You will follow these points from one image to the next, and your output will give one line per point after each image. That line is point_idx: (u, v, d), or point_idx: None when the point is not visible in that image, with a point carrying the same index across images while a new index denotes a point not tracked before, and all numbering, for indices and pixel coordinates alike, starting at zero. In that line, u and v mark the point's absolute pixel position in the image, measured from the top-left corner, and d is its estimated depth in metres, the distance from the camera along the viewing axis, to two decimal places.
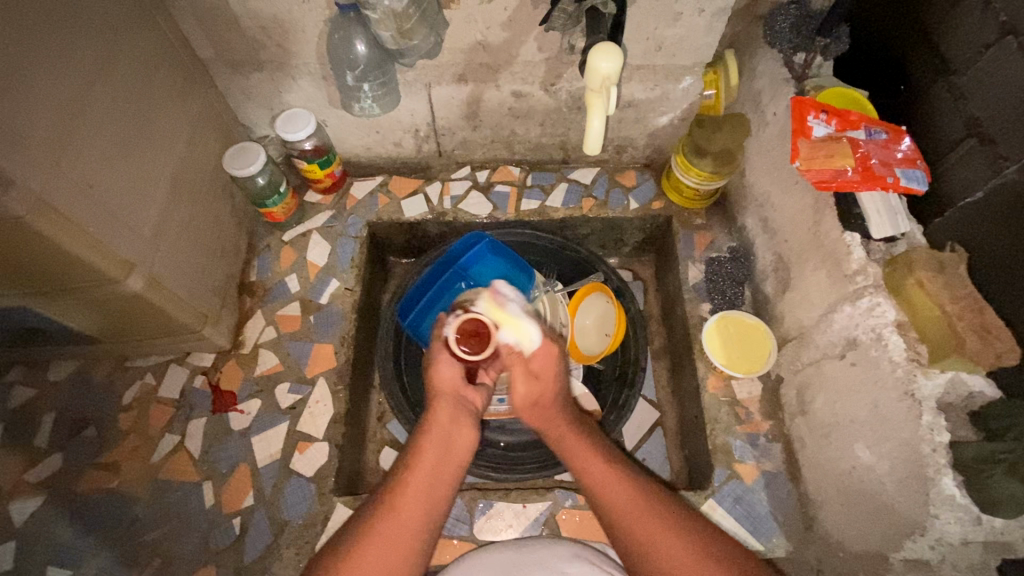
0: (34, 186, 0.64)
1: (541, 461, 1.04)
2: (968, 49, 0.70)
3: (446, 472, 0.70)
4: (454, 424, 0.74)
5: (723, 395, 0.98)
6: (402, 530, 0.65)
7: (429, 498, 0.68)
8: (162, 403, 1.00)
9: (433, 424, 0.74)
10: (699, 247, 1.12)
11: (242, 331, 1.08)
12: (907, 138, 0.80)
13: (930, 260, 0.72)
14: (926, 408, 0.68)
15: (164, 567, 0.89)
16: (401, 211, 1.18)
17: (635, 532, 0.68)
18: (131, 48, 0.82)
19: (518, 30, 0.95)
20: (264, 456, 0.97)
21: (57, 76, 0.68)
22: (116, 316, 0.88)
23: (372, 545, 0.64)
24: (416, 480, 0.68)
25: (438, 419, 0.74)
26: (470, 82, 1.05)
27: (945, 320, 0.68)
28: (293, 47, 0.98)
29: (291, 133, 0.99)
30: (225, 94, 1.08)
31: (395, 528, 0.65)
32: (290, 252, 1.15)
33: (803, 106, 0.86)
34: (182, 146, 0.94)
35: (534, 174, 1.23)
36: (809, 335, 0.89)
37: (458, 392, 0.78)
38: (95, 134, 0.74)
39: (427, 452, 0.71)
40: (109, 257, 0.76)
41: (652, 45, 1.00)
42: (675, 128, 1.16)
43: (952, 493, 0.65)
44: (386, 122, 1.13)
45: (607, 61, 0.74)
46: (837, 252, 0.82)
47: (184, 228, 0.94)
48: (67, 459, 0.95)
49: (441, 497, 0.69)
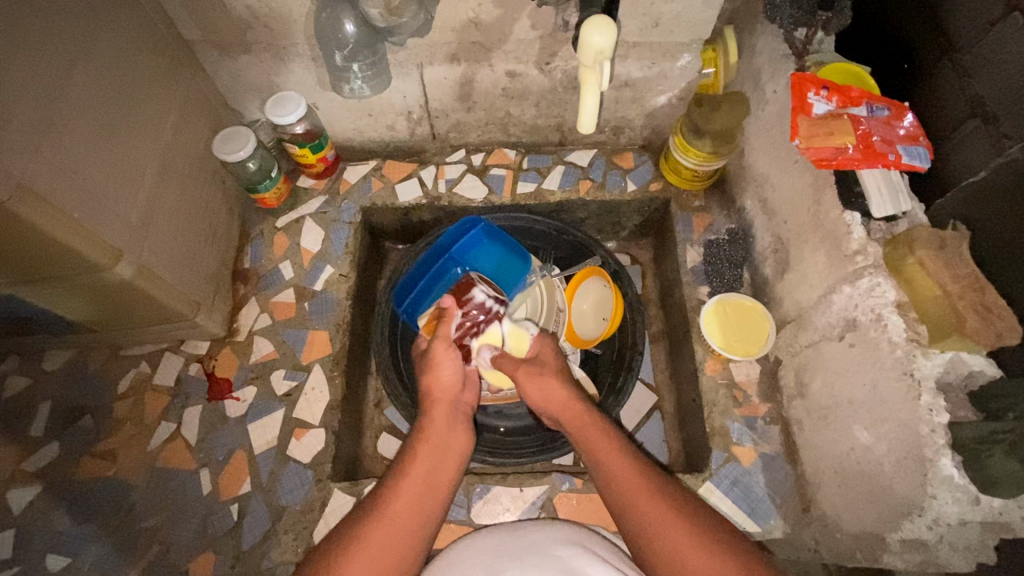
0: (15, 171, 0.63)
1: (539, 445, 1.04)
2: (973, 26, 0.68)
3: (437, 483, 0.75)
4: (449, 430, 0.81)
5: (721, 378, 0.97)
6: (393, 540, 0.67)
7: (419, 507, 0.71)
8: (157, 391, 1.00)
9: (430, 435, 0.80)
10: (697, 230, 1.11)
11: (237, 318, 1.07)
12: (910, 114, 0.78)
13: (931, 239, 0.70)
14: (925, 388, 0.67)
15: (162, 554, 0.89)
16: (394, 195, 1.17)
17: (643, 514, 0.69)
18: (113, 28, 0.80)
19: (511, 8, 0.93)
20: (260, 443, 0.97)
21: (34, 58, 0.67)
22: (107, 304, 0.87)
23: (369, 545, 0.66)
24: (411, 480, 0.73)
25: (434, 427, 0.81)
26: (463, 62, 1.03)
27: (946, 300, 0.67)
28: (282, 28, 0.96)
29: (281, 116, 0.98)
30: (213, 76, 1.06)
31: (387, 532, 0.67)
32: (283, 238, 1.13)
33: (803, 83, 0.84)
34: (169, 131, 0.92)
35: (530, 156, 1.21)
36: (808, 317, 0.88)
37: (454, 398, 0.85)
38: (75, 118, 0.72)
39: (424, 455, 0.76)
40: (96, 244, 0.75)
41: (648, 21, 0.97)
42: (673, 108, 1.14)
43: (950, 474, 0.65)
44: (378, 105, 1.11)
45: (599, 34, 0.72)
46: (838, 232, 0.80)
47: (173, 213, 0.93)
48: (63, 447, 0.95)
49: (433, 501, 0.73)
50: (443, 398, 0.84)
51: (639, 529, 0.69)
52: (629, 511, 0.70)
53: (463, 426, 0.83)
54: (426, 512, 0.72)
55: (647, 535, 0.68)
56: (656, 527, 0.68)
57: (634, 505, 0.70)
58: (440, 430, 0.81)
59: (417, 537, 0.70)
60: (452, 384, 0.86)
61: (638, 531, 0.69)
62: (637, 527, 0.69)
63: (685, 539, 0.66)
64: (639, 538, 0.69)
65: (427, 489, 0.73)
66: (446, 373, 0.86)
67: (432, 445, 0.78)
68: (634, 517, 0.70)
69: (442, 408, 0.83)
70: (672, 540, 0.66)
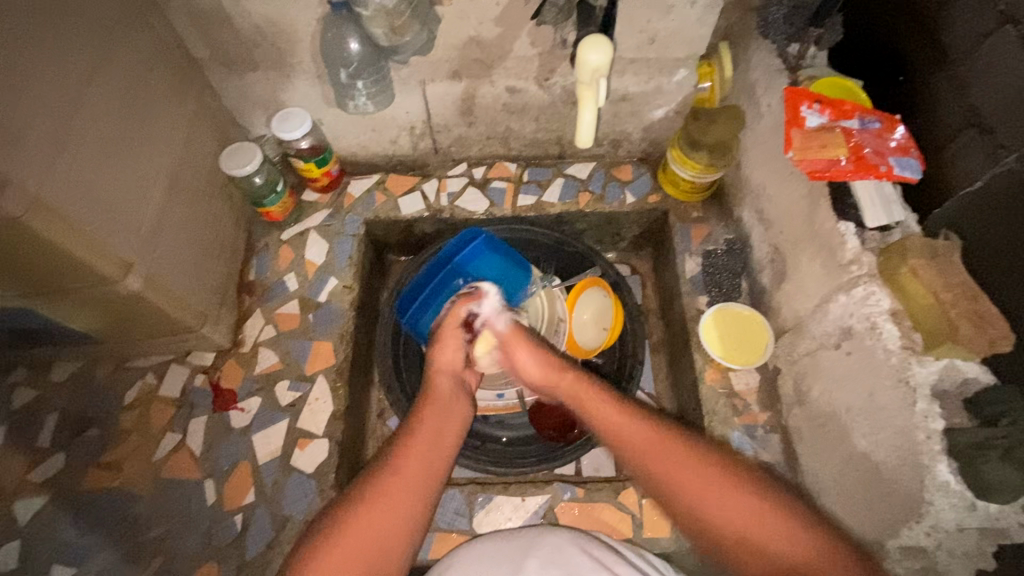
0: (31, 186, 0.65)
1: (542, 454, 1.05)
2: (966, 39, 0.70)
3: (439, 443, 0.73)
4: (452, 397, 0.81)
5: (721, 387, 0.98)
6: (400, 496, 0.66)
7: (426, 466, 0.70)
8: (163, 401, 1.01)
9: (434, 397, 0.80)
10: (696, 240, 1.12)
11: (242, 330, 1.08)
12: (901, 127, 0.80)
13: (923, 247, 0.71)
14: (920, 395, 0.69)
15: (167, 564, 0.90)
16: (397, 209, 1.19)
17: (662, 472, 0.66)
18: (124, 47, 0.83)
19: (510, 26, 0.95)
20: (265, 453, 0.97)
21: (50, 79, 0.69)
22: (116, 316, 0.88)
23: (378, 505, 0.65)
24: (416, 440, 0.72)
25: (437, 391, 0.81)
26: (465, 78, 1.05)
27: (939, 308, 0.68)
28: (289, 46, 0.99)
29: (286, 132, 1.00)
30: (221, 93, 1.08)
31: (394, 488, 0.66)
32: (287, 250, 1.15)
33: (796, 97, 0.86)
34: (178, 147, 0.95)
35: (530, 169, 1.23)
36: (805, 325, 0.89)
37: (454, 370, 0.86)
38: (88, 134, 0.74)
39: (428, 419, 0.76)
40: (106, 256, 0.76)
41: (645, 38, 1.00)
42: (670, 121, 1.16)
43: (947, 480, 0.66)
44: (382, 119, 1.13)
45: (595, 53, 0.74)
46: (833, 241, 0.82)
47: (181, 227, 0.95)
48: (70, 458, 0.96)
49: (438, 460, 0.72)
50: (446, 370, 0.85)
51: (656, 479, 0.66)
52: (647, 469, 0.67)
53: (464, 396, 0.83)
54: (433, 471, 0.70)
55: (660, 477, 0.66)
56: (669, 472, 0.65)
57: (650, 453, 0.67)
58: (443, 395, 0.81)
59: (421, 496, 0.68)
60: (454, 359, 0.87)
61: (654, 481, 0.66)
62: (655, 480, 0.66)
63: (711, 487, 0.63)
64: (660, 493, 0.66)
65: (432, 450, 0.72)
66: (449, 350, 0.87)
67: (437, 406, 0.78)
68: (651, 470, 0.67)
69: (447, 377, 0.84)
70: (693, 489, 0.63)
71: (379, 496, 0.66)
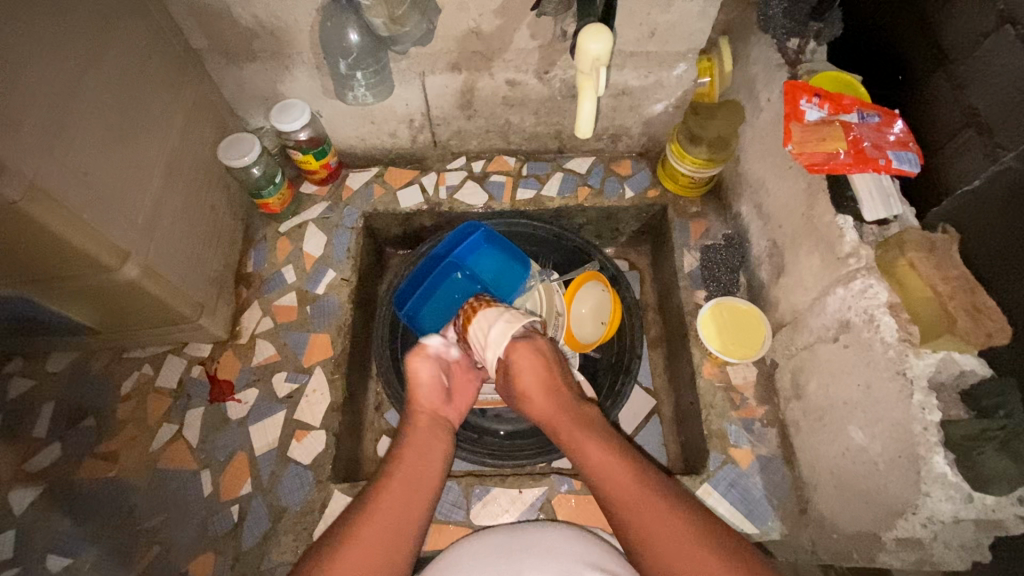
0: (27, 172, 0.64)
1: (537, 448, 1.04)
2: (965, 38, 0.70)
3: (421, 481, 0.75)
4: (433, 437, 0.82)
5: (718, 380, 0.98)
6: (389, 531, 0.69)
7: (409, 502, 0.73)
8: (159, 392, 1.01)
9: (414, 438, 0.81)
10: (695, 235, 1.12)
11: (239, 321, 1.08)
12: (900, 120, 0.80)
13: (921, 241, 0.71)
14: (918, 388, 0.68)
15: (162, 554, 0.90)
16: (396, 202, 1.19)
17: (639, 523, 0.69)
18: (122, 35, 0.82)
19: (510, 17, 0.95)
20: (261, 444, 0.97)
21: (46, 64, 0.69)
22: (114, 305, 0.88)
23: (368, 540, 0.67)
24: (397, 481, 0.74)
25: (419, 431, 0.82)
26: (464, 70, 1.05)
27: (936, 300, 0.69)
28: (288, 36, 0.98)
29: (285, 123, 1.00)
30: (220, 84, 1.08)
31: (382, 525, 0.69)
32: (286, 242, 1.15)
33: (795, 91, 0.86)
34: (175, 137, 0.94)
35: (529, 164, 1.23)
36: (803, 319, 0.89)
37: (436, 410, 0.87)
38: (86, 122, 0.74)
39: (411, 458, 0.78)
40: (104, 244, 0.76)
41: (645, 32, 1.00)
42: (670, 116, 1.16)
43: (944, 471, 0.66)
44: (380, 112, 1.13)
45: (597, 42, 0.74)
46: (831, 235, 0.82)
47: (179, 217, 0.94)
48: (65, 449, 0.96)
49: (420, 500, 0.74)
50: (425, 411, 0.86)
51: (633, 530, 0.69)
52: (625, 513, 0.71)
53: (443, 435, 0.84)
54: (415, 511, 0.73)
55: (635, 524, 0.69)
56: (645, 522, 0.69)
57: (627, 501, 0.71)
58: (423, 435, 0.82)
59: (408, 533, 0.71)
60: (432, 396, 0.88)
61: (627, 527, 0.70)
62: (632, 528, 0.70)
63: (681, 540, 0.66)
64: (633, 541, 0.69)
65: (413, 489, 0.74)
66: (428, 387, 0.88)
67: (418, 447, 0.80)
68: (628, 518, 0.70)
69: (426, 419, 0.85)
70: (665, 540, 0.67)
71: (371, 525, 0.69)
